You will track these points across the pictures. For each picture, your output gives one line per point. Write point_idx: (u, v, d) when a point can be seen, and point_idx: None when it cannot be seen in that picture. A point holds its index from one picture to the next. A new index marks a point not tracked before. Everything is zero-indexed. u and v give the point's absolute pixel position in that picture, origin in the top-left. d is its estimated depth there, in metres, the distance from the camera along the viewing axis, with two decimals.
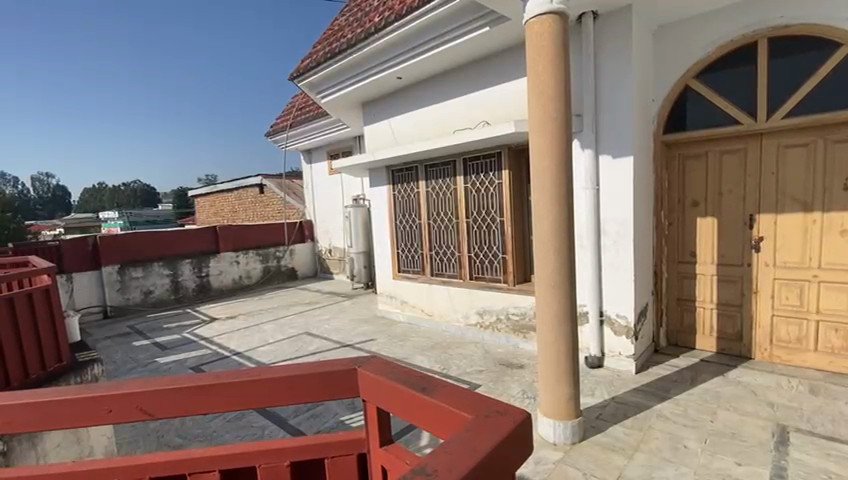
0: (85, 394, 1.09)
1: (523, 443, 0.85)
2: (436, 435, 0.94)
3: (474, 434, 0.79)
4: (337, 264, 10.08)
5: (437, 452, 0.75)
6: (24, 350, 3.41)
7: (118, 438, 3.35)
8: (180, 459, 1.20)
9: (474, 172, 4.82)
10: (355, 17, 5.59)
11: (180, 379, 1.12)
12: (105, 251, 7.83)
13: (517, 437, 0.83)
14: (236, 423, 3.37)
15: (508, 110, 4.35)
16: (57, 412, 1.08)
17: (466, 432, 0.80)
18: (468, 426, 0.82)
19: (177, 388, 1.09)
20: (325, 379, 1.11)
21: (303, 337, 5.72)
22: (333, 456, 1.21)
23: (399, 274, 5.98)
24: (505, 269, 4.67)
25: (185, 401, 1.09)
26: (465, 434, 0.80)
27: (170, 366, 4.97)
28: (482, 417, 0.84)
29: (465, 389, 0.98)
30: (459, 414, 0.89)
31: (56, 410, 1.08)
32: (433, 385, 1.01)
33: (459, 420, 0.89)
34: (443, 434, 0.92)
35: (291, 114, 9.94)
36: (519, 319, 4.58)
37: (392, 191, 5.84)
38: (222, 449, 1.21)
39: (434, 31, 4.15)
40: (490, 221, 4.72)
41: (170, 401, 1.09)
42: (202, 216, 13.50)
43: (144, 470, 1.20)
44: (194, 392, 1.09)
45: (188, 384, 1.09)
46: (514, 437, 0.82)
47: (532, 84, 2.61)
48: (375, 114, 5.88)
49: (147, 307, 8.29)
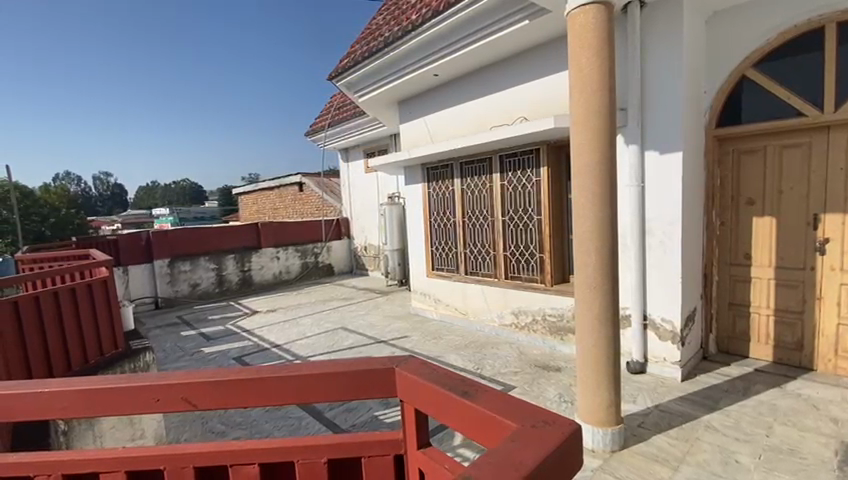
0: (134, 384, 1.13)
1: (572, 455, 0.81)
2: (478, 443, 0.91)
3: (518, 445, 0.76)
4: (372, 261, 10.21)
5: (479, 464, 0.73)
6: (84, 337, 3.68)
7: (166, 423, 3.54)
8: (221, 452, 1.22)
9: (511, 169, 4.72)
10: (392, 14, 5.60)
11: (224, 372, 1.16)
12: (157, 245, 8.31)
13: (566, 449, 0.79)
14: (275, 413, 3.47)
15: (547, 106, 4.23)
16: (111, 398, 1.13)
17: (510, 442, 0.77)
18: (514, 436, 0.79)
19: (219, 381, 1.12)
20: (361, 377, 1.11)
21: (339, 332, 5.83)
22: (369, 456, 1.20)
23: (433, 272, 5.97)
24: (542, 269, 4.55)
25: (229, 394, 1.12)
26: (511, 445, 0.77)
27: (214, 356, 5.20)
28: (527, 428, 0.81)
29: (507, 395, 0.95)
30: (503, 423, 0.86)
31: (109, 398, 1.13)
32: (474, 389, 0.98)
33: (504, 430, 0.86)
34: (486, 443, 0.89)
35: (329, 113, 10.16)
36: (556, 321, 4.45)
37: (427, 189, 5.84)
38: (262, 444, 1.22)
39: (472, 27, 4.10)
40: (527, 219, 4.61)
41: (214, 393, 1.12)
42: (244, 213, 14.08)
43: (187, 460, 1.22)
44: (235, 385, 1.12)
45: (230, 377, 1.12)
46: (563, 450, 0.78)
47: (574, 77, 2.52)
48: (411, 112, 5.89)
49: (194, 299, 8.72)
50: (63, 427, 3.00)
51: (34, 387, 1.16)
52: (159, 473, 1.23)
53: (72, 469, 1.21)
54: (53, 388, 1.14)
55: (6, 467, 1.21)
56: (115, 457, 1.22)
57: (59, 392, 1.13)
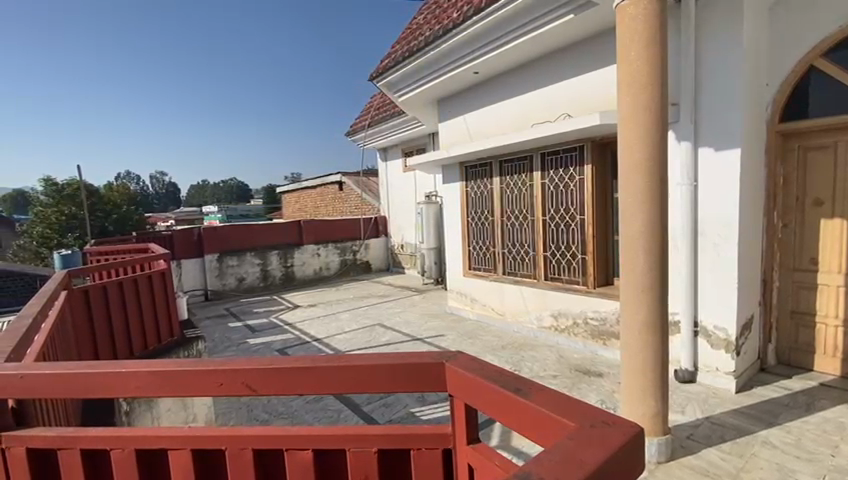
0: (199, 368, 1.20)
1: (633, 460, 0.79)
2: (533, 441, 0.90)
3: (578, 445, 0.75)
4: (409, 259, 10.30)
5: (539, 459, 0.72)
6: (144, 324, 3.95)
7: (215, 409, 3.75)
8: (276, 436, 1.26)
9: (553, 167, 4.62)
10: (434, 13, 5.61)
11: (279, 360, 1.21)
12: (207, 241, 8.80)
13: (628, 453, 0.77)
14: (315, 405, 3.59)
15: (592, 102, 4.10)
16: (179, 380, 1.21)
17: (570, 441, 0.76)
18: (572, 434, 0.78)
19: (276, 369, 1.17)
20: (410, 369, 1.13)
21: (376, 328, 5.93)
22: (418, 449, 1.20)
23: (470, 271, 5.93)
24: (584, 271, 4.42)
25: (284, 381, 1.17)
26: (569, 442, 0.76)
27: (258, 347, 5.44)
28: (587, 428, 0.80)
29: (561, 393, 0.94)
30: (560, 421, 0.84)
31: (176, 381, 1.21)
32: (527, 386, 0.97)
33: (561, 429, 0.84)
34: (540, 442, 0.88)
35: (369, 113, 10.33)
36: (599, 325, 4.31)
37: (465, 188, 5.81)
38: (315, 431, 1.25)
39: (513, 23, 4.04)
40: (568, 219, 4.50)
41: (271, 379, 1.17)
42: (287, 211, 14.60)
43: (245, 442, 1.26)
44: (291, 372, 1.16)
45: (285, 365, 1.17)
46: (624, 454, 0.76)
47: (623, 72, 2.42)
48: (451, 110, 5.89)
49: (240, 293, 9.14)
50: (126, 407, 3.08)
51: (112, 367, 1.26)
52: (220, 453, 1.29)
53: (144, 444, 1.30)
54: (129, 368, 1.24)
55: (87, 440, 1.32)
56: (179, 436, 1.29)
57: (134, 372, 1.22)
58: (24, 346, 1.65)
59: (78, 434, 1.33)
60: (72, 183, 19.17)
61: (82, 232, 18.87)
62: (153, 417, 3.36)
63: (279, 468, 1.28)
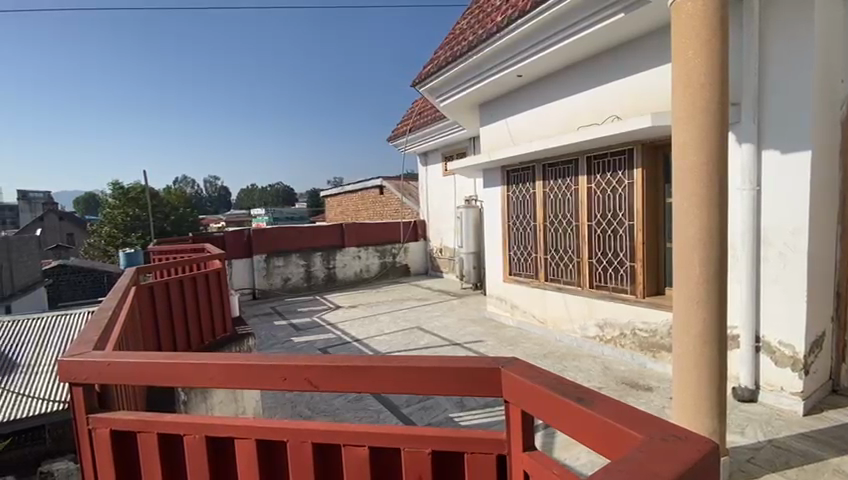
0: (264, 362, 1.27)
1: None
2: (597, 452, 0.88)
3: (648, 457, 0.73)
4: (447, 263, 10.27)
5: (607, 468, 0.71)
6: (200, 320, 4.20)
7: (263, 403, 3.91)
8: (333, 431, 1.30)
9: (600, 172, 4.47)
10: (477, 18, 5.61)
11: (336, 358, 1.25)
12: (257, 242, 9.24)
13: (703, 471, 0.74)
14: (355, 405, 3.68)
15: (643, 102, 3.94)
16: (245, 372, 1.28)
17: (640, 453, 0.74)
18: (642, 446, 0.76)
19: (335, 366, 1.21)
20: (465, 373, 1.12)
21: (415, 331, 5.97)
22: (472, 452, 1.19)
23: (511, 277, 5.84)
24: (632, 279, 4.25)
25: (342, 378, 1.20)
26: (638, 455, 0.74)
27: (302, 345, 5.64)
28: (656, 440, 0.78)
29: (625, 404, 0.91)
30: (625, 432, 0.82)
31: (241, 374, 1.28)
32: (589, 396, 0.95)
33: (627, 440, 0.82)
34: (606, 453, 0.86)
35: (410, 118, 10.45)
36: (648, 336, 4.11)
37: (507, 191, 5.74)
38: (368, 429, 1.28)
39: (560, 25, 3.98)
40: (616, 225, 4.33)
41: (330, 375, 1.21)
42: (330, 214, 15.06)
43: (305, 435, 1.31)
44: (349, 370, 1.20)
45: (343, 363, 1.21)
46: (698, 470, 0.73)
47: (677, 70, 2.32)
48: (493, 114, 5.85)
49: (285, 292, 9.51)
50: (184, 397, 3.21)
51: (185, 358, 1.35)
52: (281, 444, 1.35)
53: (212, 431, 1.38)
54: (201, 360, 1.32)
55: (163, 425, 1.42)
56: (243, 426, 1.36)
57: (205, 364, 1.31)
58: (106, 335, 1.82)
59: (155, 418, 1.43)
60: (136, 187, 20.76)
61: (145, 232, 20.45)
62: (207, 407, 3.50)
63: (336, 464, 1.31)
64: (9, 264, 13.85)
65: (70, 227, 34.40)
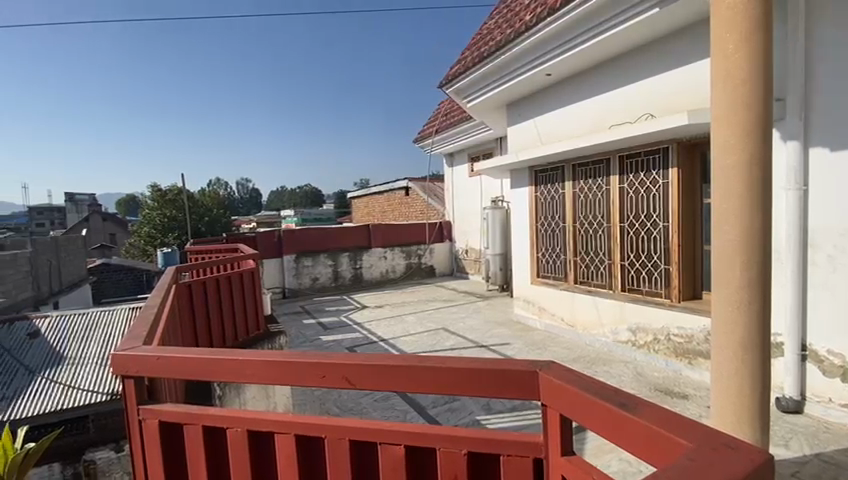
0: (303, 360, 1.30)
1: None
2: (641, 459, 0.86)
3: (698, 467, 0.72)
4: (472, 265, 10.22)
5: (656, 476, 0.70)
6: (235, 318, 4.35)
7: (293, 400, 4.00)
8: (370, 429, 1.31)
9: (633, 172, 4.35)
10: (505, 17, 5.57)
11: (372, 358, 1.27)
12: (287, 242, 9.48)
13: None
14: (383, 404, 3.72)
15: (679, 100, 3.81)
16: (285, 369, 1.32)
17: (689, 462, 0.73)
18: (692, 455, 0.74)
19: (372, 365, 1.23)
20: (501, 376, 1.12)
21: (441, 332, 5.97)
22: (508, 455, 1.18)
23: (538, 279, 5.76)
24: (667, 283, 4.11)
25: (379, 376, 1.22)
26: (688, 464, 0.72)
27: (330, 344, 5.74)
28: (705, 449, 0.76)
29: (670, 411, 0.89)
30: (673, 441, 0.80)
31: (280, 370, 1.32)
32: (632, 401, 0.93)
33: (674, 449, 0.80)
34: (651, 460, 0.84)
35: (437, 119, 10.48)
36: (684, 342, 3.96)
37: (535, 192, 5.66)
38: (403, 428, 1.29)
39: (590, 22, 3.90)
40: (649, 227, 4.21)
41: (367, 374, 1.23)
42: (356, 216, 15.27)
43: (342, 432, 1.33)
44: (386, 369, 1.22)
45: (379, 362, 1.23)
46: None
47: (716, 66, 2.22)
48: (521, 114, 5.78)
49: (314, 292, 9.71)
50: (219, 391, 3.33)
51: (228, 354, 1.41)
52: (319, 440, 1.38)
53: (254, 425, 1.43)
54: (242, 357, 1.37)
55: (207, 417, 1.48)
56: (282, 421, 1.40)
57: (247, 360, 1.36)
58: (152, 331, 1.91)
59: (200, 411, 1.49)
60: (174, 189, 21.78)
61: (181, 232, 21.36)
62: (241, 402, 3.55)
63: (373, 462, 1.33)
64: (58, 262, 14.72)
65: (113, 228, 36.27)
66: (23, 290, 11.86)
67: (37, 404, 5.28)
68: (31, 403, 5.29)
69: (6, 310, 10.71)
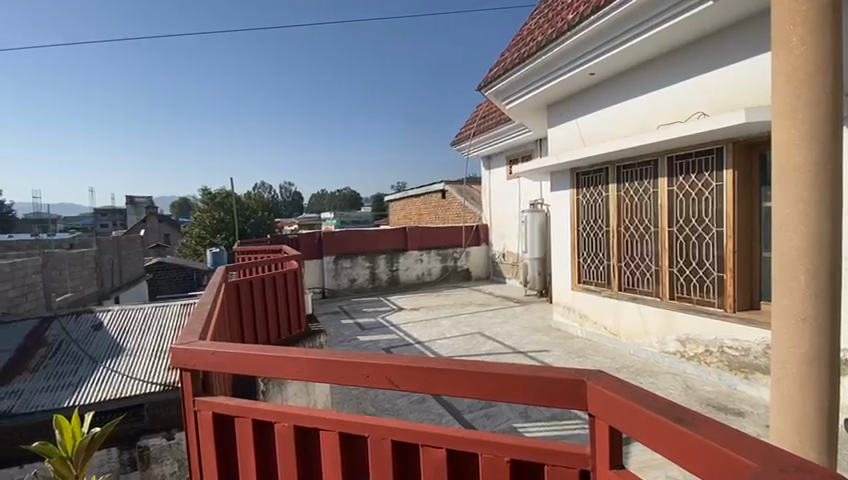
0: (349, 360, 1.33)
1: None
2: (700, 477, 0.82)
3: None
4: (510, 269, 10.06)
5: None
6: (279, 316, 4.52)
7: (332, 398, 4.10)
8: (412, 431, 1.32)
9: (683, 173, 4.13)
10: (546, 17, 5.47)
11: (416, 361, 1.28)
12: (326, 244, 9.73)
13: None
14: (419, 406, 3.73)
15: (736, 97, 3.59)
16: (330, 367, 1.35)
17: None
18: None
19: (416, 366, 1.24)
20: (548, 384, 1.09)
21: (477, 336, 5.92)
22: (552, 464, 1.16)
23: (579, 285, 5.59)
24: (720, 291, 3.88)
25: (424, 378, 1.23)
26: None
27: (368, 344, 5.84)
28: (774, 471, 0.71)
29: (732, 428, 0.85)
30: (736, 459, 0.76)
31: (327, 368, 1.35)
32: (688, 415, 0.89)
33: (737, 468, 0.76)
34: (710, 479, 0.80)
35: (475, 122, 10.43)
36: (739, 355, 3.71)
37: (576, 195, 5.51)
38: (446, 431, 1.29)
39: (638, 18, 3.74)
40: (701, 232, 3.99)
41: (412, 375, 1.24)
42: (393, 218, 15.46)
43: (386, 432, 1.35)
44: (430, 371, 1.22)
45: (423, 365, 1.24)
46: None
47: (778, 60, 1.91)
48: (562, 115, 5.65)
49: (352, 293, 9.90)
50: (262, 387, 3.47)
51: (278, 351, 1.46)
52: (363, 438, 1.40)
53: (301, 421, 1.48)
54: (291, 354, 1.42)
55: (257, 411, 1.54)
56: (326, 418, 1.43)
57: (296, 357, 1.40)
58: (206, 327, 2.02)
59: (250, 405, 1.56)
60: (222, 192, 22.95)
61: (229, 233, 22.47)
62: (283, 398, 3.69)
63: (416, 463, 1.34)
64: (119, 260, 15.84)
65: (167, 228, 38.69)
66: (88, 285, 12.85)
67: (97, 392, 5.67)
68: (94, 391, 5.68)
69: (73, 303, 11.63)
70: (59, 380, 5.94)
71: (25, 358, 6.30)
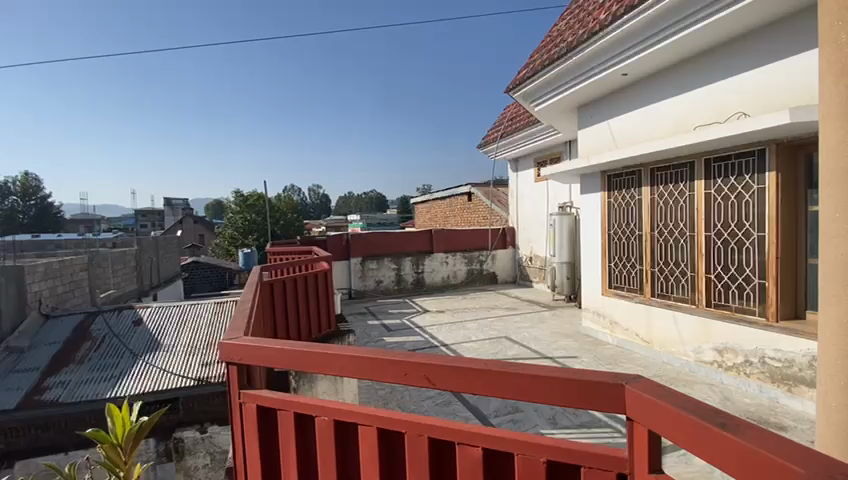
0: (386, 357, 1.37)
1: None
2: None
3: None
4: (537, 273, 9.92)
5: None
6: (310, 315, 4.64)
7: (359, 397, 4.16)
8: (448, 428, 1.34)
9: (722, 175, 3.98)
10: (577, 17, 5.39)
11: (452, 360, 1.30)
12: (353, 245, 9.88)
13: None
14: (445, 409, 3.74)
15: (781, 96, 3.43)
16: (368, 364, 1.39)
17: None
18: None
19: (453, 365, 1.26)
20: (585, 386, 1.09)
21: (504, 341, 5.87)
22: (590, 467, 1.14)
23: (610, 290, 5.46)
24: (762, 299, 3.72)
25: (460, 377, 1.24)
26: None
27: (394, 345, 5.89)
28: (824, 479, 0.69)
29: (778, 435, 0.82)
30: (783, 465, 0.74)
31: (365, 366, 1.39)
32: (732, 421, 0.87)
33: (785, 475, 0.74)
34: None
35: (502, 124, 10.36)
36: (782, 367, 3.54)
37: (607, 198, 5.39)
38: (482, 430, 1.30)
39: (674, 17, 3.64)
40: (741, 237, 3.83)
41: (448, 374, 1.26)
42: (419, 221, 15.53)
43: (422, 429, 1.37)
44: (466, 371, 1.23)
45: (460, 364, 1.25)
46: None
47: (827, 58, 1.83)
48: (594, 116, 5.54)
49: (378, 294, 10.02)
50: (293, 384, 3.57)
51: (317, 348, 1.51)
52: (399, 435, 1.43)
53: (339, 415, 1.52)
54: (329, 350, 1.47)
55: (298, 405, 1.59)
56: (363, 413, 1.47)
57: (335, 354, 1.44)
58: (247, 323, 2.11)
59: (291, 398, 1.62)
60: (254, 194, 23.68)
61: (260, 234, 23.15)
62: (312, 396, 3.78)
63: (452, 461, 1.35)
64: (157, 259, 16.59)
65: (201, 229, 40.21)
66: (129, 282, 13.52)
67: (139, 385, 5.95)
68: (135, 383, 5.98)
69: (115, 299, 12.26)
70: (103, 372, 6.28)
71: (72, 350, 6.67)
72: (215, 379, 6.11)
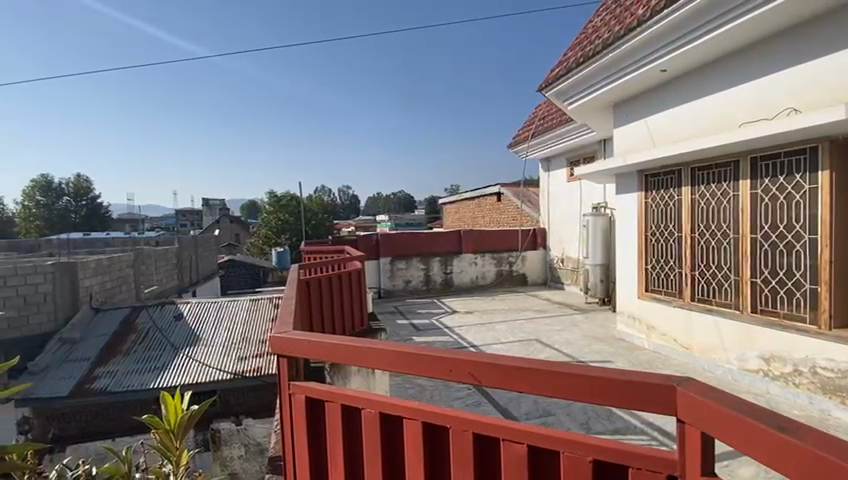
0: (432, 353, 1.40)
1: None
2: None
3: None
4: (568, 275, 9.71)
5: None
6: (343, 313, 4.73)
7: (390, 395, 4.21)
8: (493, 425, 1.35)
9: (769, 175, 3.78)
10: (614, 13, 5.25)
11: (498, 358, 1.31)
12: (382, 245, 10.00)
13: None
14: (476, 410, 3.73)
15: (835, 91, 3.21)
16: (413, 359, 1.42)
17: None
18: None
19: (500, 362, 1.27)
20: (634, 387, 1.07)
21: (534, 343, 5.79)
22: (637, 468, 1.13)
23: (646, 293, 5.29)
24: (813, 305, 3.49)
25: (506, 374, 1.25)
26: None
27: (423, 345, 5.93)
28: None
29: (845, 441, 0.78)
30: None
31: (410, 361, 1.43)
32: (792, 426, 0.84)
33: None
34: None
35: (533, 124, 10.22)
36: (834, 378, 3.33)
37: (644, 198, 5.23)
38: (528, 427, 1.30)
39: (715, 10, 3.48)
40: (790, 239, 3.63)
41: (494, 371, 1.28)
42: (448, 221, 15.53)
43: (467, 424, 1.39)
44: (513, 368, 1.24)
45: (506, 361, 1.27)
46: None
47: None
48: (631, 114, 5.37)
49: (406, 294, 10.10)
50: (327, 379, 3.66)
51: (363, 343, 1.56)
52: (443, 429, 1.45)
53: (384, 408, 1.56)
54: (375, 346, 1.51)
55: (344, 397, 1.65)
56: (407, 407, 1.50)
57: (382, 349, 1.49)
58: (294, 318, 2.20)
59: (338, 391, 1.67)
60: (287, 195, 24.37)
61: (292, 233, 23.82)
62: None
63: (496, 457, 1.36)
64: (196, 257, 17.37)
65: (237, 228, 41.74)
66: (170, 279, 14.22)
67: (180, 376, 6.25)
68: (176, 374, 6.30)
69: (158, 295, 12.93)
70: (147, 363, 6.63)
71: (120, 342, 7.10)
72: (250, 373, 6.34)
